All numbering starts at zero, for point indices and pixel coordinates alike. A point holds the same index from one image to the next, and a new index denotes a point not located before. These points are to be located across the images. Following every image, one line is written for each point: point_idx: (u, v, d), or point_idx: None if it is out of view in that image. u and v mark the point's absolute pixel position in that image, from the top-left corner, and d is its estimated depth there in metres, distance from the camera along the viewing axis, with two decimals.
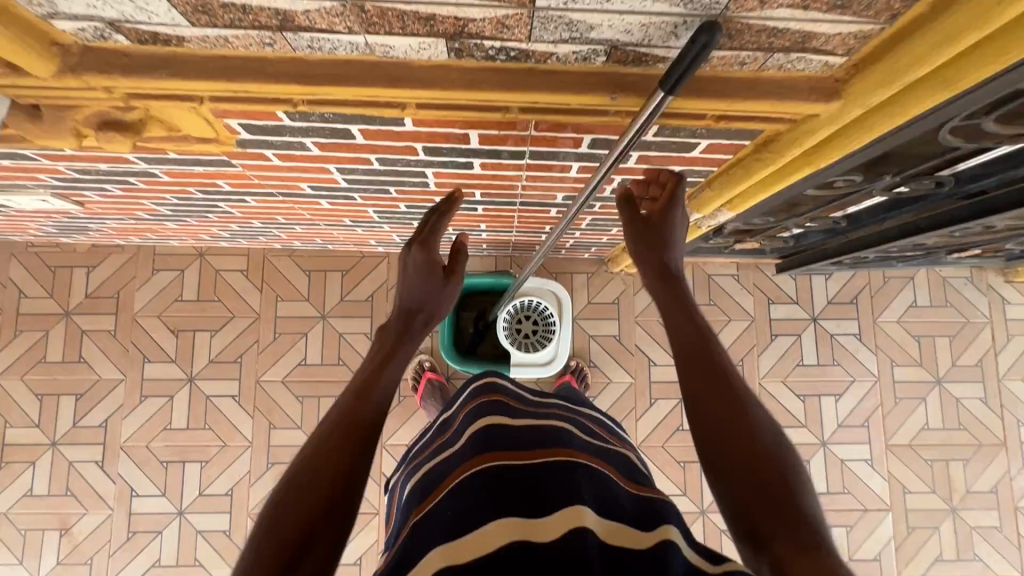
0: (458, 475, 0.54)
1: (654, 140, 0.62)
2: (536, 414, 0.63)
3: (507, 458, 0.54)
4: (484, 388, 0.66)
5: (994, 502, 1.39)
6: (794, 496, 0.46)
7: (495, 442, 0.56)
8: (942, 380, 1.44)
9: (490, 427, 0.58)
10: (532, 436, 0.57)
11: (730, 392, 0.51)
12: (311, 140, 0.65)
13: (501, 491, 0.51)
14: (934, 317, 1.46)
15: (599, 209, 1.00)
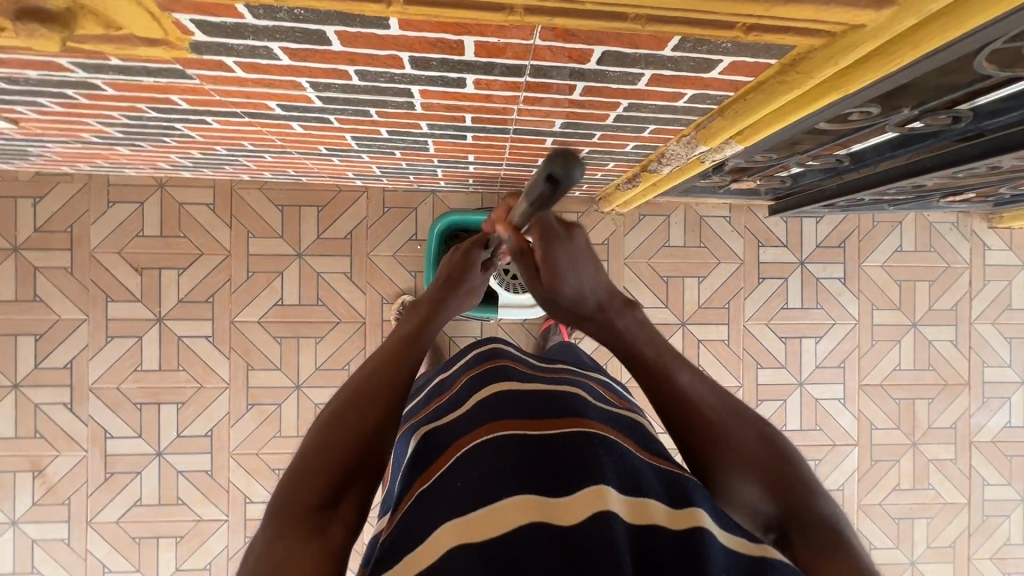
0: (467, 443, 0.53)
1: (672, 55, 0.56)
2: (543, 381, 0.62)
3: (518, 427, 0.53)
4: (492, 358, 0.66)
5: (952, 437, 1.48)
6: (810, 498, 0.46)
7: (507, 413, 0.54)
8: (917, 323, 1.47)
9: (502, 398, 0.57)
10: (547, 406, 0.56)
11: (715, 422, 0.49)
12: (278, 45, 0.56)
13: (518, 459, 0.49)
14: (917, 262, 1.48)
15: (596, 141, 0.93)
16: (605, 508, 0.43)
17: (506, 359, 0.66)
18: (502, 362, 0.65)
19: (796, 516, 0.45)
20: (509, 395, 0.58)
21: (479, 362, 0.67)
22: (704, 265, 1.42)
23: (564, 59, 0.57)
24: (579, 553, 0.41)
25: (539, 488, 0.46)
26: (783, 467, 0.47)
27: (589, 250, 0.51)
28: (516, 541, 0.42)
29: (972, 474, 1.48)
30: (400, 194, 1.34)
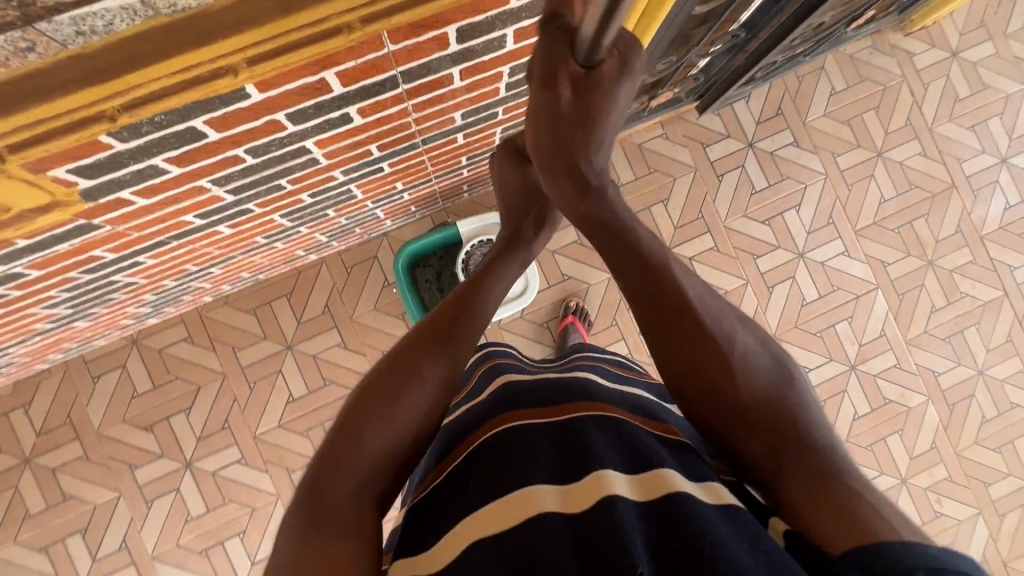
0: (477, 438, 0.57)
1: (522, 4, 0.57)
2: (556, 373, 0.66)
3: (530, 417, 0.57)
4: (496, 355, 0.72)
5: (962, 241, 1.47)
6: (752, 390, 0.50)
7: (510, 404, 0.59)
8: (882, 153, 1.47)
9: (502, 389, 0.62)
10: (559, 392, 0.60)
11: (656, 269, 0.56)
12: (162, 158, 0.56)
13: (531, 444, 0.54)
14: (855, 96, 1.48)
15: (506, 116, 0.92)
16: (609, 492, 0.46)
17: (512, 357, 0.72)
18: (510, 358, 0.71)
19: (796, 457, 0.46)
20: (519, 388, 0.62)
21: (487, 358, 0.74)
22: (662, 188, 1.42)
23: (424, 53, 0.58)
24: (587, 531, 0.44)
25: (559, 479, 0.49)
26: (777, 391, 0.50)
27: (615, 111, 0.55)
28: (535, 533, 0.44)
29: (996, 267, 1.47)
30: (356, 250, 1.34)
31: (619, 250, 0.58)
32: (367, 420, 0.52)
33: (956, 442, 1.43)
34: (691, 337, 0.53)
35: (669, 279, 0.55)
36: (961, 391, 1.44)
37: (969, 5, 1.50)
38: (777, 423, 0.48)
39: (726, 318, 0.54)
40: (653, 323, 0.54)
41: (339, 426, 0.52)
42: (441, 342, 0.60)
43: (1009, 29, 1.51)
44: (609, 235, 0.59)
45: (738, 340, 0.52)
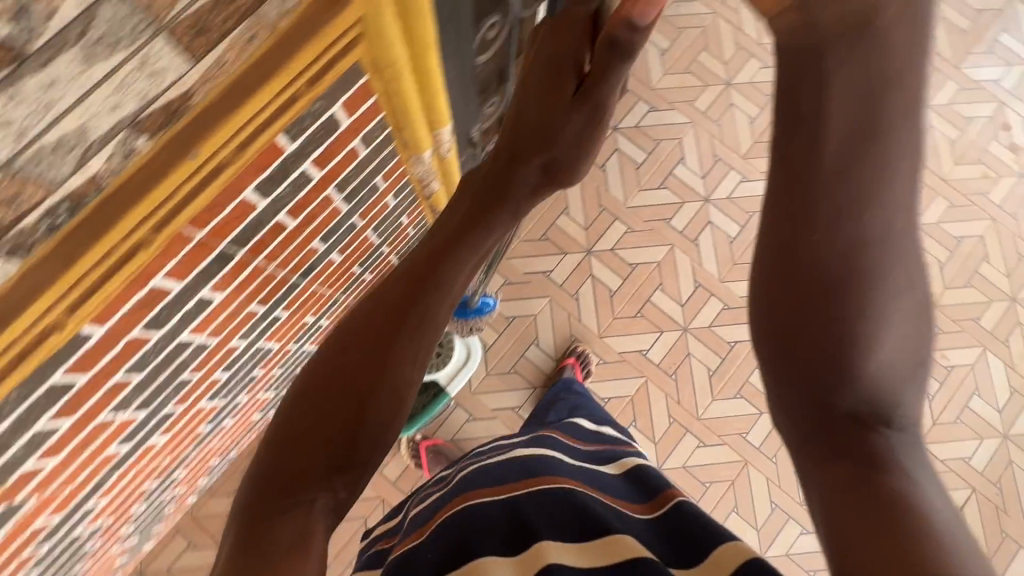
0: (442, 516, 0.63)
1: (300, 144, 0.61)
2: (525, 446, 0.73)
3: (485, 494, 0.64)
4: (490, 446, 0.78)
5: None
6: (875, 349, 0.43)
7: (472, 485, 0.65)
8: (731, 81, 1.57)
9: (472, 474, 0.68)
10: (517, 470, 0.67)
11: (867, 168, 0.41)
12: (43, 421, 0.58)
13: (488, 520, 0.60)
14: (683, 46, 1.58)
15: (367, 220, 0.94)
16: (547, 561, 0.54)
17: (501, 443, 0.77)
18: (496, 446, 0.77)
19: (859, 433, 0.44)
20: (487, 469, 0.68)
21: (478, 454, 0.79)
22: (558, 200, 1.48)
23: (237, 222, 0.62)
24: None
25: (507, 549, 0.57)
26: (896, 374, 0.44)
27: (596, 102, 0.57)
28: None
29: None
30: None
31: (852, 127, 0.41)
32: (332, 409, 0.49)
33: None
34: (848, 248, 0.42)
35: (883, 194, 0.41)
36: None
37: None
38: (879, 402, 0.44)
39: (901, 276, 0.43)
40: (805, 192, 0.42)
41: (310, 402, 0.50)
42: (420, 331, 0.52)
43: None
44: (852, 122, 0.41)
45: (900, 307, 0.43)
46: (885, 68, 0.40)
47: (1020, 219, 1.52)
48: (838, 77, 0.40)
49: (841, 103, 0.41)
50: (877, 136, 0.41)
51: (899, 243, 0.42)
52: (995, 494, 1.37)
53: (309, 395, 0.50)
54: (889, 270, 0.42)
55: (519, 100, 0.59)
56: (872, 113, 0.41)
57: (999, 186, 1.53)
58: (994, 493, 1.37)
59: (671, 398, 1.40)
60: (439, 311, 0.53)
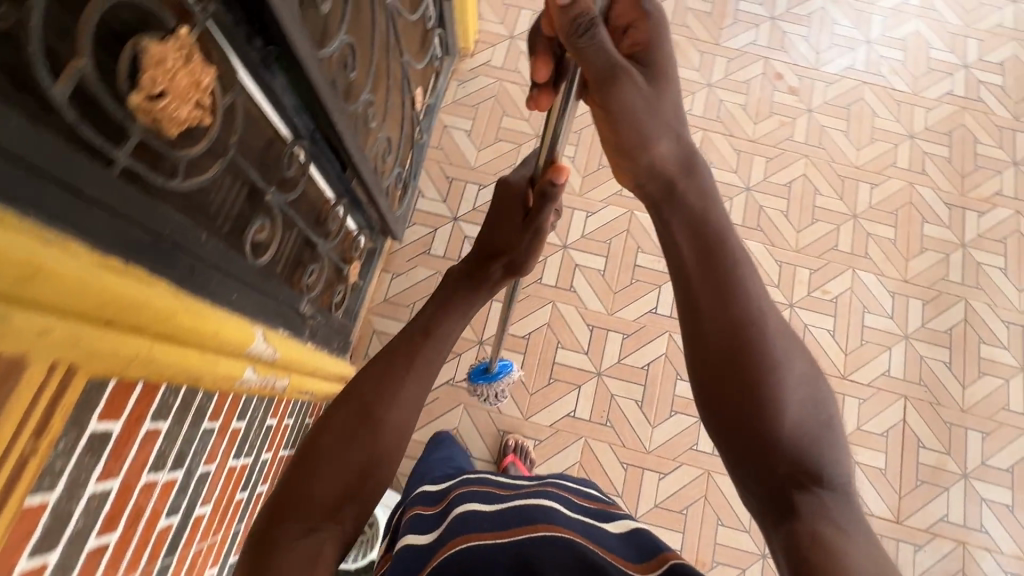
0: (439, 556, 0.54)
1: (67, 482, 0.54)
2: (517, 493, 0.63)
3: (487, 538, 0.55)
4: (467, 483, 0.67)
5: None
6: (789, 407, 0.47)
7: (470, 530, 0.56)
8: (539, 133, 1.65)
9: (466, 513, 0.59)
10: (518, 516, 0.58)
11: (722, 267, 0.52)
12: None
13: (493, 570, 0.52)
14: (484, 120, 1.66)
15: (214, 461, 0.86)
16: None
17: (477, 484, 0.66)
18: (466, 489, 0.66)
19: (803, 489, 0.46)
20: (477, 514, 0.59)
21: (446, 491, 0.68)
22: None
23: None
24: None
25: None
26: (817, 426, 0.47)
27: (539, 227, 0.75)
28: None
29: None
30: None
31: (697, 240, 0.53)
32: (327, 466, 0.55)
33: (788, 245, 1.56)
34: (733, 326, 0.50)
35: (737, 281, 0.51)
36: (753, 213, 1.59)
37: (486, 6, 1.78)
38: (807, 453, 0.46)
39: (788, 346, 0.50)
40: (682, 288, 0.53)
41: (308, 466, 0.54)
42: (410, 404, 0.62)
43: None
44: (694, 232, 0.54)
45: (797, 367, 0.49)
46: (703, 218, 0.54)
47: (827, 146, 1.67)
48: (675, 219, 0.55)
49: (685, 236, 0.55)
50: (719, 253, 0.52)
51: (772, 321, 0.51)
52: (923, 392, 1.45)
53: (309, 452, 0.55)
54: (771, 342, 0.49)
55: (487, 231, 0.78)
56: (706, 243, 0.53)
57: (797, 127, 1.69)
58: (922, 391, 1.46)
59: (615, 445, 1.39)
60: (412, 408, 0.62)
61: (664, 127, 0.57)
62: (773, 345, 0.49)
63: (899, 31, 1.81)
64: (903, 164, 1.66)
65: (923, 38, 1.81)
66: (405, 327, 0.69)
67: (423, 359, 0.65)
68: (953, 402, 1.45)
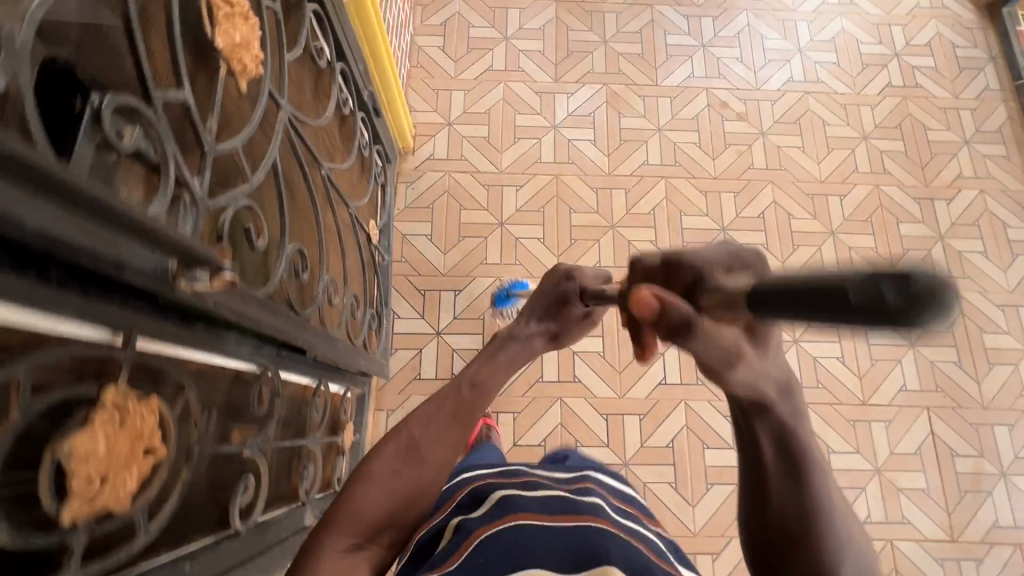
0: (493, 525, 0.65)
1: None
2: (567, 490, 0.73)
3: (535, 519, 0.65)
4: (517, 472, 0.79)
5: (606, 190, 1.60)
6: None
7: (519, 510, 0.67)
8: (502, 220, 1.57)
9: (517, 497, 0.70)
10: (562, 506, 0.68)
11: (802, 479, 0.52)
12: None
13: (544, 544, 0.61)
14: (442, 218, 1.57)
15: None
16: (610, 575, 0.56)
17: (528, 475, 0.78)
18: (519, 476, 0.78)
19: None
20: (526, 496, 0.70)
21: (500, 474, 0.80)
22: None
23: None
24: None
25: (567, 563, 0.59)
26: None
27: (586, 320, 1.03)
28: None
29: (640, 174, 1.62)
30: None
31: (785, 453, 0.52)
32: (373, 490, 0.66)
33: None
34: (794, 527, 0.51)
35: (808, 487, 0.51)
36: None
37: (415, 96, 1.69)
38: None
39: (845, 544, 0.51)
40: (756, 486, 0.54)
41: (361, 490, 0.66)
42: (455, 449, 0.74)
43: (449, 76, 1.71)
44: (782, 442, 0.52)
45: (850, 566, 0.50)
46: (797, 440, 0.52)
47: (788, 167, 1.64)
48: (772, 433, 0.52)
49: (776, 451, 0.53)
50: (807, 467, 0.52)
51: (834, 521, 0.51)
52: (942, 398, 1.44)
53: (362, 480, 0.67)
54: (828, 540, 0.50)
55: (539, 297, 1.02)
56: (795, 459, 0.52)
57: (755, 153, 1.65)
58: (941, 398, 1.44)
59: None
60: (451, 453, 0.74)
61: (768, 376, 0.51)
62: (829, 541, 0.50)
63: (826, 32, 1.81)
64: (865, 168, 1.65)
65: (851, 34, 1.80)
66: (445, 387, 0.82)
67: (465, 408, 0.79)
68: (973, 401, 1.44)
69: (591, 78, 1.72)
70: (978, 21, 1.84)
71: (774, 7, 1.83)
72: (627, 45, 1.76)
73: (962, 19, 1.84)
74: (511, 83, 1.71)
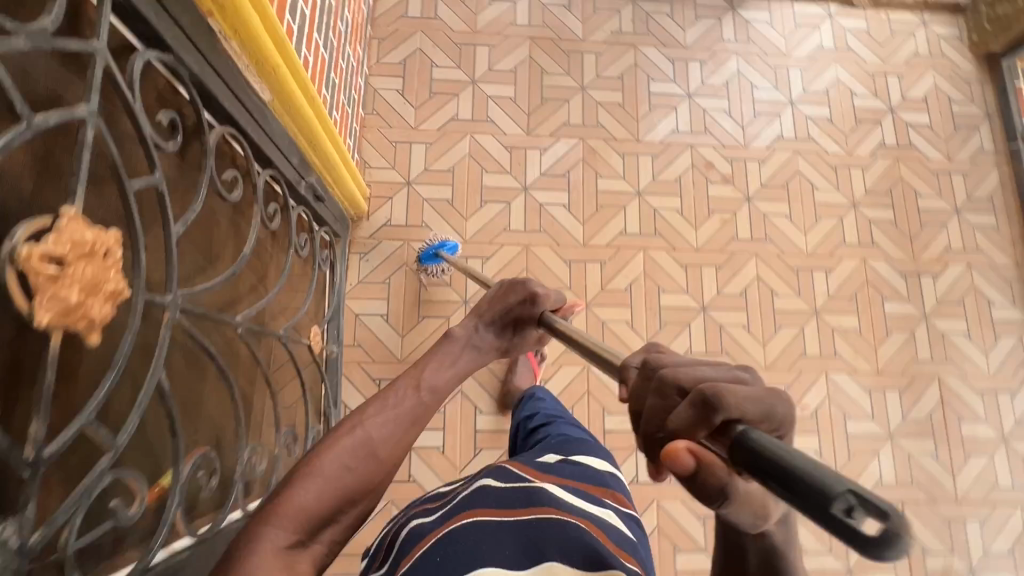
0: (450, 524, 0.57)
1: None
2: (538, 476, 0.67)
3: (492, 513, 0.58)
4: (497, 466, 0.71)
5: (580, 264, 1.48)
6: None
7: (479, 504, 0.60)
8: (466, 297, 1.42)
9: (487, 488, 0.63)
10: (523, 497, 0.61)
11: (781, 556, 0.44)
12: None
13: (499, 546, 0.54)
14: (400, 296, 1.42)
15: None
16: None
17: (506, 463, 0.71)
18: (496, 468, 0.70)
19: None
20: (489, 490, 0.62)
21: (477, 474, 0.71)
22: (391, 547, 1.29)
23: None
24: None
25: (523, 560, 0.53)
26: None
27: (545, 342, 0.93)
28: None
29: (617, 244, 1.49)
30: None
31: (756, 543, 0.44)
32: (316, 480, 0.61)
33: (757, 364, 1.45)
34: None
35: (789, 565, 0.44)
36: (714, 335, 1.46)
37: (370, 149, 1.51)
38: None
39: None
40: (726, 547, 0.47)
41: (305, 488, 0.60)
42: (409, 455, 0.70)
43: (409, 126, 1.53)
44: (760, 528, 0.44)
45: None
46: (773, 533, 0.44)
47: (774, 237, 1.54)
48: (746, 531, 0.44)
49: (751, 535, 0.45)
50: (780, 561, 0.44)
51: None
52: (917, 492, 1.41)
53: (305, 477, 0.61)
54: None
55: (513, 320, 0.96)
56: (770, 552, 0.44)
57: (740, 221, 1.54)
58: (916, 491, 1.41)
59: None
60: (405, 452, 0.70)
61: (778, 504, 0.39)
62: None
63: (819, 82, 1.67)
64: (853, 239, 1.56)
65: (845, 85, 1.68)
66: (399, 387, 0.76)
67: (422, 411, 0.75)
68: (947, 494, 1.41)
69: (566, 131, 1.56)
70: (977, 72, 1.73)
71: (766, 50, 1.68)
72: (607, 93, 1.60)
73: (961, 70, 1.73)
74: (478, 135, 1.54)
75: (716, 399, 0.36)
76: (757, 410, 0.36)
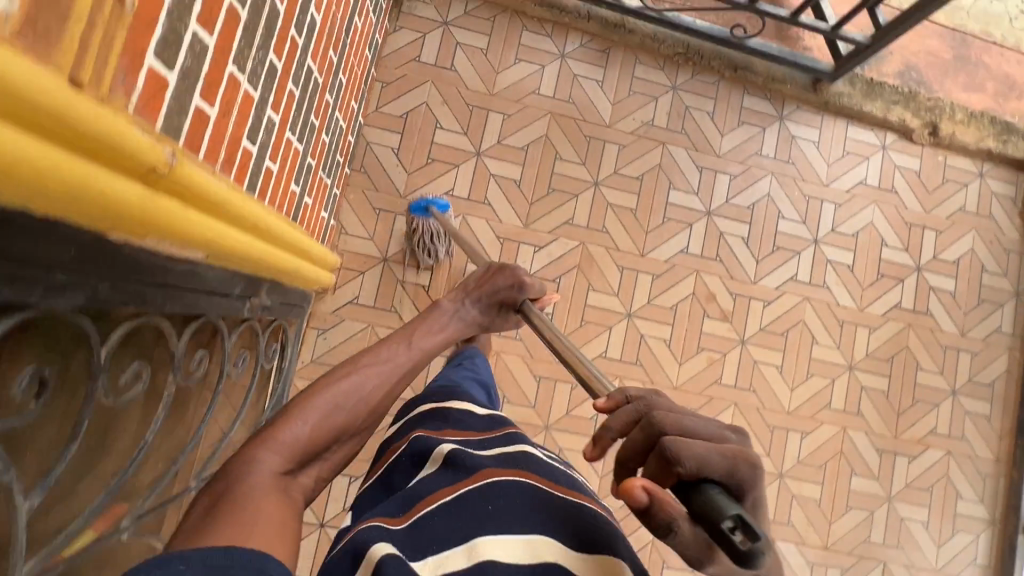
0: (489, 475, 0.60)
1: None
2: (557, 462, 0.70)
3: (537, 482, 0.61)
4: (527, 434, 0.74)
5: (550, 382, 1.38)
6: None
7: (523, 465, 0.63)
8: None
9: (522, 454, 0.66)
10: (551, 473, 0.64)
11: None
12: None
13: (524, 501, 0.57)
14: None
15: None
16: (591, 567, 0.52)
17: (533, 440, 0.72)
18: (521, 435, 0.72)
19: None
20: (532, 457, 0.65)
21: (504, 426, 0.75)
22: None
23: None
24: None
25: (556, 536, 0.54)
26: None
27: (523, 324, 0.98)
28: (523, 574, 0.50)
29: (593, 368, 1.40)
30: None
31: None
32: (311, 416, 0.67)
33: None
34: None
35: None
36: None
37: (350, 213, 1.36)
38: None
39: None
40: None
41: (298, 424, 0.66)
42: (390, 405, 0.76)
43: (398, 194, 1.38)
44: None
45: None
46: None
47: (758, 389, 1.45)
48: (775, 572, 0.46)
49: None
50: None
51: None
52: None
53: (302, 412, 0.67)
54: None
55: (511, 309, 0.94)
56: None
57: (727, 364, 1.44)
58: None
59: None
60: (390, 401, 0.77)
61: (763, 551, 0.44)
62: None
63: (851, 223, 1.53)
64: (838, 405, 1.47)
65: (877, 232, 1.54)
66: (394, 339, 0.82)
67: (410, 370, 0.81)
68: None
69: (567, 231, 1.42)
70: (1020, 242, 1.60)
71: (804, 176, 1.53)
72: (621, 194, 1.45)
73: (1004, 236, 1.59)
74: (470, 218, 1.39)
75: (673, 459, 0.43)
76: (722, 465, 0.43)
